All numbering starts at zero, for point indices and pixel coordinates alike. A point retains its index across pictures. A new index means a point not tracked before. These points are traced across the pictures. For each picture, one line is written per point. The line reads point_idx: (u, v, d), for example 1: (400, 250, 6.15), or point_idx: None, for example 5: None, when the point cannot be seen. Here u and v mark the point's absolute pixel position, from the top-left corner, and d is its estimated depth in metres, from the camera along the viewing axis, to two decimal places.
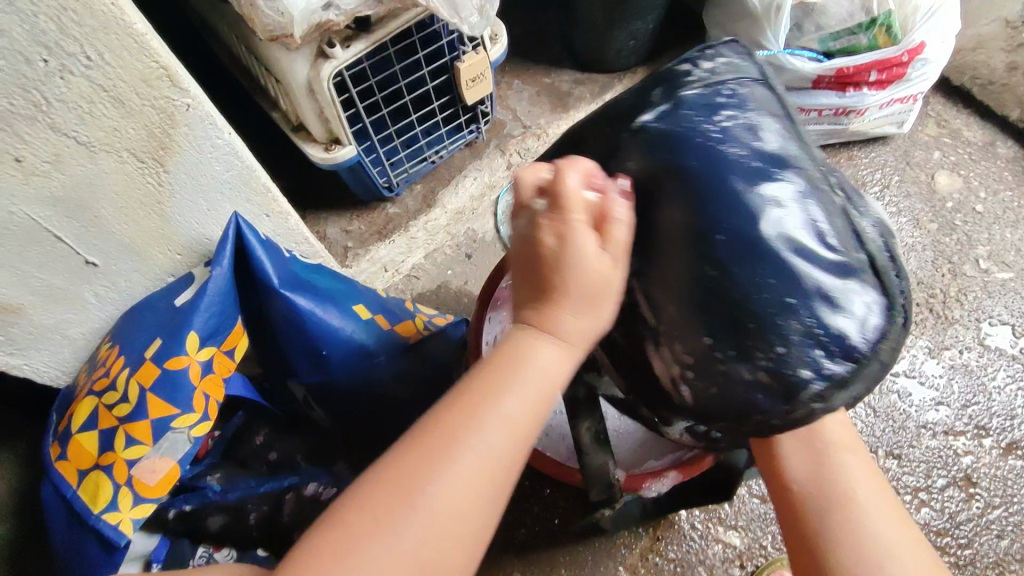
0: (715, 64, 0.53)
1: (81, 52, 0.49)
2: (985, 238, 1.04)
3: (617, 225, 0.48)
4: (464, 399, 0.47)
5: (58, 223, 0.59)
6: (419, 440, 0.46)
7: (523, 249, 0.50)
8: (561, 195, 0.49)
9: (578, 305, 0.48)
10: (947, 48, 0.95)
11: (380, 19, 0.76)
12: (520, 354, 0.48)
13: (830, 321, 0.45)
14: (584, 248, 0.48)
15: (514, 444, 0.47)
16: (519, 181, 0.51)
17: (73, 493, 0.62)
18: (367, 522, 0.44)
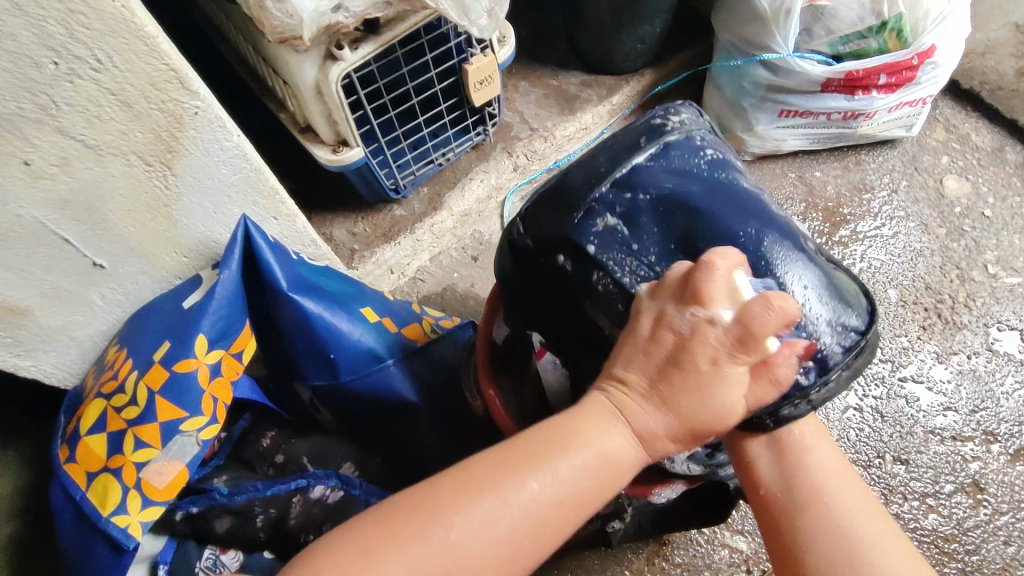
0: (684, 120, 0.63)
1: (90, 56, 0.49)
2: (993, 243, 1.04)
3: (780, 367, 0.48)
4: (527, 455, 0.47)
5: (65, 225, 0.58)
6: (472, 477, 0.47)
7: (674, 353, 0.46)
8: (750, 331, 0.44)
9: (684, 429, 0.47)
10: (955, 50, 0.96)
11: (388, 21, 0.75)
12: (599, 437, 0.48)
13: (842, 321, 0.54)
14: (731, 384, 0.46)
15: (558, 519, 0.47)
16: (711, 275, 0.46)
17: (81, 496, 0.62)
18: (402, 539, 0.45)
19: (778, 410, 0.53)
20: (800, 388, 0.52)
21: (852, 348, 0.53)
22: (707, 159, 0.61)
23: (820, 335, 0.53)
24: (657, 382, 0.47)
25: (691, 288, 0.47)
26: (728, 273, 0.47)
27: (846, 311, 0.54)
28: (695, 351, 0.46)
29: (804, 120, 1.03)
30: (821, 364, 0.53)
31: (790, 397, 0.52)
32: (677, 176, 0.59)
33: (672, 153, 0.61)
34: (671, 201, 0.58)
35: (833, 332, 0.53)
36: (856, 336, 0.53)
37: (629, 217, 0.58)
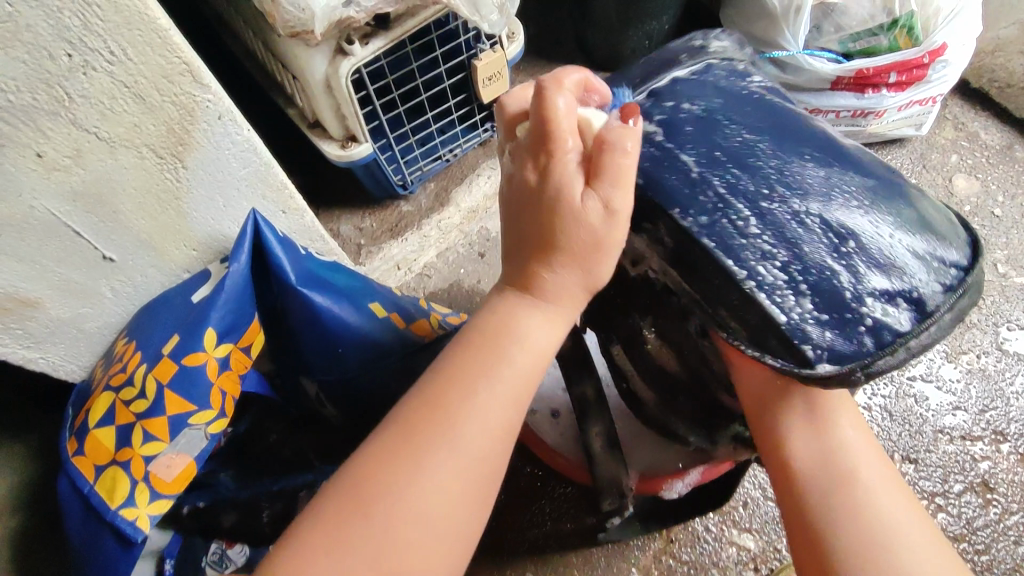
0: (725, 48, 0.57)
1: (105, 48, 0.49)
2: (1003, 242, 1.03)
3: (615, 151, 0.45)
4: (447, 377, 0.48)
5: (76, 217, 0.58)
6: (403, 425, 0.47)
7: (511, 192, 0.49)
8: (548, 121, 0.46)
9: (569, 264, 0.47)
10: (967, 49, 0.95)
11: (399, 16, 0.75)
12: (505, 325, 0.49)
13: (931, 244, 0.46)
14: (589, 202, 0.45)
15: (502, 428, 0.48)
16: (511, 114, 0.53)
17: (90, 489, 0.62)
18: (363, 504, 0.45)
19: (874, 361, 0.44)
20: (895, 332, 0.44)
21: (951, 288, 0.45)
22: (758, 84, 0.54)
23: (910, 271, 0.45)
24: (524, 232, 0.48)
25: (519, 135, 0.49)
26: (559, 91, 0.46)
27: (937, 245, 0.46)
28: (537, 184, 0.47)
29: None
30: (907, 308, 0.44)
31: (883, 342, 0.44)
32: (733, 95, 0.52)
33: (719, 71, 0.54)
34: (723, 112, 0.51)
35: (924, 268, 0.45)
36: (954, 277, 0.45)
37: (672, 128, 0.50)
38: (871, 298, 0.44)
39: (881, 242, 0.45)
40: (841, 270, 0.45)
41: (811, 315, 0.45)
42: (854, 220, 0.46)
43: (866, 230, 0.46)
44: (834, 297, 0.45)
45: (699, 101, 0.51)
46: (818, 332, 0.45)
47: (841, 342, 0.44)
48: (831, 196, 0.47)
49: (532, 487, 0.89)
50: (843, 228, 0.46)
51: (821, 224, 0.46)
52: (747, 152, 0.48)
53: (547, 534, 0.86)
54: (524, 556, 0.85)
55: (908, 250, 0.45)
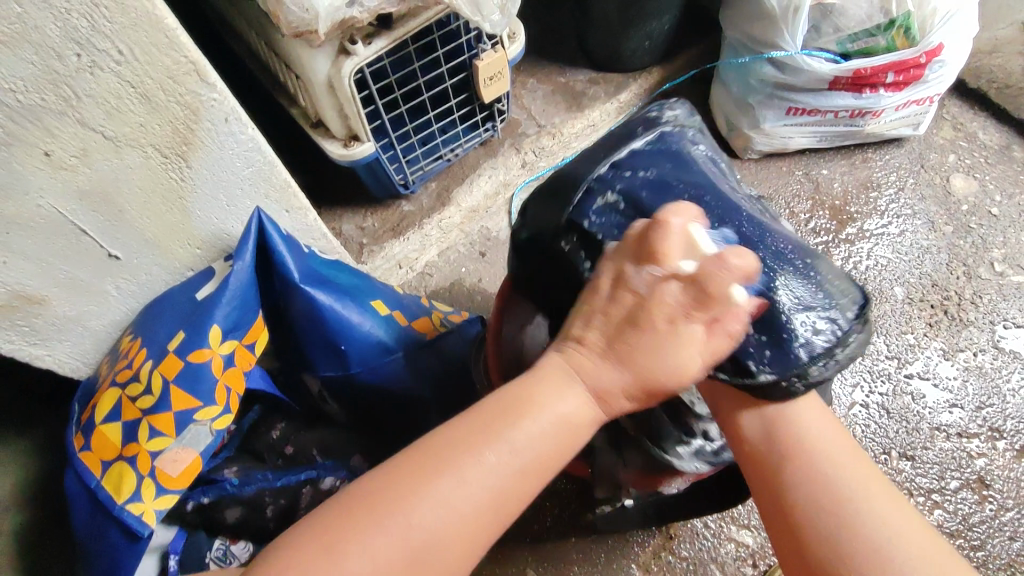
0: (677, 115, 0.67)
1: (112, 48, 0.50)
2: (1000, 241, 1.04)
3: (729, 335, 0.47)
4: (477, 427, 0.48)
5: (82, 215, 0.59)
6: (425, 456, 0.47)
7: (623, 311, 0.48)
8: (708, 286, 0.46)
9: (641, 391, 0.48)
10: (964, 49, 0.96)
11: (401, 17, 0.76)
12: (545, 398, 0.48)
13: (830, 308, 0.55)
14: (688, 343, 0.46)
15: (520, 486, 0.47)
16: (667, 234, 0.48)
17: (96, 483, 0.63)
18: (371, 516, 0.45)
19: (807, 370, 0.53)
20: (823, 346, 0.54)
21: (863, 309, 0.55)
22: (705, 150, 0.65)
23: (828, 300, 0.55)
24: (613, 340, 0.48)
25: (654, 251, 0.48)
26: (683, 226, 0.48)
27: (846, 282, 0.57)
28: (652, 312, 0.47)
29: (811, 118, 1.03)
30: (831, 332, 0.54)
31: (815, 353, 0.53)
32: (677, 163, 0.62)
33: (673, 137, 0.65)
34: (672, 175, 0.61)
35: (839, 296, 0.55)
36: (863, 302, 0.55)
37: (629, 191, 0.61)
38: (803, 321, 0.54)
39: (804, 279, 0.56)
40: (776, 299, 0.55)
41: (753, 337, 0.55)
42: (781, 262, 0.56)
43: (784, 282, 0.56)
44: (771, 322, 0.54)
45: (652, 167, 0.62)
46: (760, 353, 0.54)
47: (780, 358, 0.54)
48: (762, 242, 0.57)
49: None
50: (773, 268, 0.56)
51: (756, 266, 0.56)
52: (694, 208, 0.59)
53: (547, 531, 0.87)
54: (524, 552, 0.86)
55: (821, 285, 0.56)
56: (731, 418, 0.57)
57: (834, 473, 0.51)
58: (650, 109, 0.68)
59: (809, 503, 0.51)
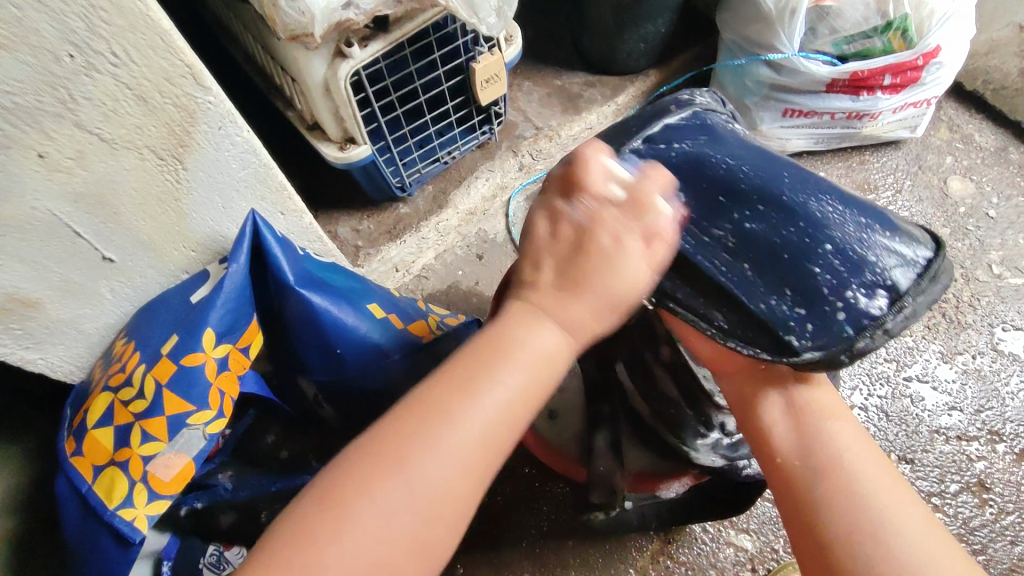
0: (709, 99, 0.65)
1: (109, 51, 0.50)
2: (997, 243, 1.04)
3: (662, 241, 0.50)
4: (462, 373, 0.48)
5: (76, 218, 0.58)
6: (406, 420, 0.47)
7: (568, 231, 0.51)
8: (638, 198, 0.51)
9: (607, 305, 0.49)
10: (961, 52, 0.96)
11: (397, 19, 0.76)
12: (519, 334, 0.49)
13: (887, 268, 0.51)
14: (632, 256, 0.49)
15: (508, 427, 0.48)
16: (586, 162, 0.54)
17: (89, 489, 0.62)
18: (369, 475, 0.45)
19: (853, 343, 0.51)
20: (872, 316, 0.51)
21: (923, 273, 0.51)
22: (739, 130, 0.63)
23: (882, 262, 0.51)
24: (565, 270, 0.49)
25: (574, 180, 0.53)
26: (598, 158, 0.55)
27: (904, 240, 0.52)
28: (597, 231, 0.50)
29: (809, 120, 1.03)
30: (883, 300, 0.51)
31: (861, 324, 0.51)
32: (714, 134, 0.60)
33: (708, 117, 0.62)
34: (708, 149, 0.58)
35: (896, 258, 0.52)
36: (924, 264, 0.52)
37: (661, 164, 0.58)
38: (850, 288, 0.51)
39: (855, 240, 0.52)
40: (819, 268, 0.52)
41: (791, 311, 0.53)
42: (824, 223, 0.53)
43: (839, 238, 0.52)
44: (814, 292, 0.52)
45: (687, 142, 0.60)
46: (802, 327, 0.53)
47: (822, 330, 0.52)
48: (805, 206, 0.54)
49: (530, 489, 0.89)
50: (814, 232, 0.53)
51: (798, 232, 0.53)
52: (732, 179, 0.56)
53: (543, 536, 0.86)
54: (521, 556, 0.85)
55: (874, 243, 0.52)
56: (757, 421, 0.58)
57: (868, 487, 0.52)
58: (682, 89, 0.66)
59: (841, 515, 0.51)
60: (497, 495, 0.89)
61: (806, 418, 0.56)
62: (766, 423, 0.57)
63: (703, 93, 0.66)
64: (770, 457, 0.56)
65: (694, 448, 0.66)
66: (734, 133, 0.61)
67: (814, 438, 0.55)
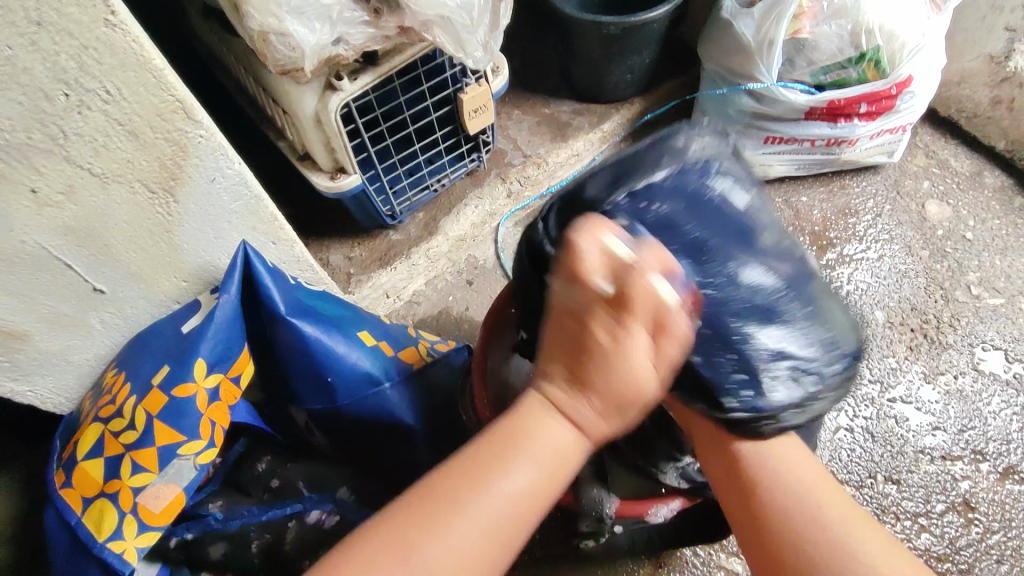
0: (704, 143, 0.62)
1: (100, 88, 0.51)
2: (975, 265, 1.07)
3: (672, 340, 0.49)
4: (479, 462, 0.51)
5: (68, 251, 0.59)
6: (430, 498, 0.50)
7: (571, 328, 0.50)
8: (630, 297, 0.48)
9: (613, 411, 0.50)
10: (933, 81, 1.00)
11: (386, 53, 0.78)
12: (533, 432, 0.51)
13: (818, 363, 0.58)
14: (635, 355, 0.48)
15: (518, 521, 0.51)
16: (582, 251, 0.50)
17: (77, 521, 0.61)
18: (386, 554, 0.48)
19: (771, 416, 0.57)
20: (796, 399, 0.57)
21: (842, 371, 0.59)
22: (719, 192, 0.60)
23: (817, 359, 0.58)
24: (573, 370, 0.50)
25: (576, 272, 0.49)
26: (598, 236, 0.51)
27: (836, 345, 0.59)
28: (593, 329, 0.49)
29: (789, 147, 1.06)
30: (806, 389, 0.57)
31: (785, 405, 0.57)
32: (698, 197, 0.59)
33: (695, 168, 0.60)
34: (685, 216, 0.58)
35: (827, 356, 0.58)
36: (845, 363, 0.59)
37: (637, 220, 0.58)
38: (781, 370, 0.57)
39: (796, 330, 0.58)
40: (758, 348, 0.57)
41: (728, 377, 0.57)
42: (774, 314, 0.58)
43: (788, 321, 0.58)
44: (749, 367, 0.57)
45: (667, 202, 0.59)
46: (741, 394, 0.57)
47: (754, 402, 0.57)
48: (760, 293, 0.58)
49: None
50: (767, 317, 0.57)
51: (745, 313, 0.57)
52: (699, 248, 0.58)
53: (535, 561, 0.86)
54: None
55: (817, 340, 0.58)
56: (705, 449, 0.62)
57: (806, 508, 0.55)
58: (677, 127, 0.63)
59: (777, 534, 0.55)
60: None
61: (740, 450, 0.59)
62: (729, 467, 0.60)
63: (700, 135, 0.62)
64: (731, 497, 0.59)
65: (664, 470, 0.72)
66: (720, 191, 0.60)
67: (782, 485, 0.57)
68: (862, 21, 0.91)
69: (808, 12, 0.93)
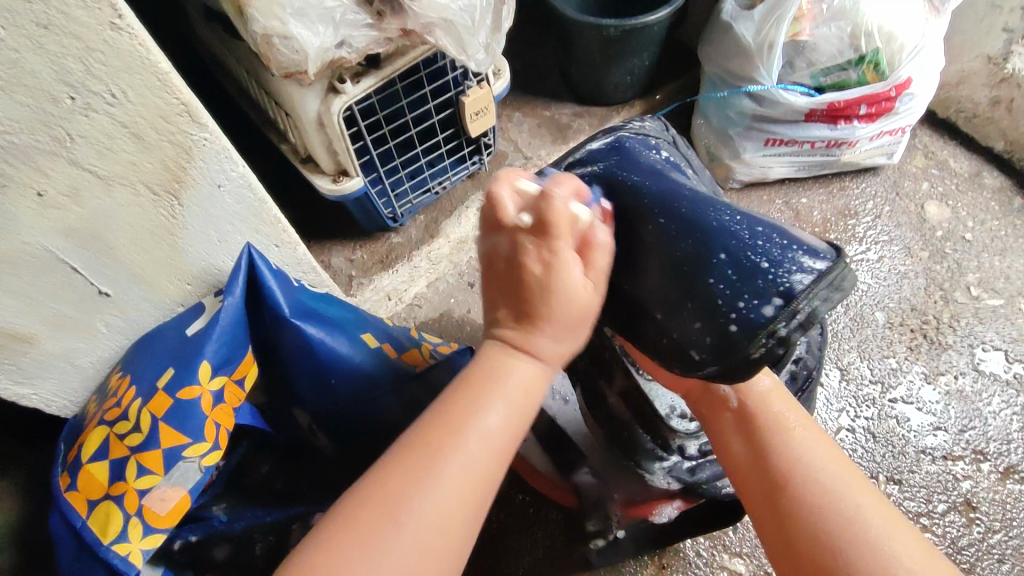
0: (642, 127, 0.72)
1: (105, 90, 0.51)
2: (975, 265, 1.07)
3: (598, 251, 0.56)
4: (454, 409, 0.52)
5: (73, 253, 0.59)
6: (413, 451, 0.50)
7: (509, 269, 0.55)
8: (549, 216, 0.54)
9: (563, 333, 0.54)
10: (932, 82, 1.00)
11: (388, 56, 0.78)
12: (499, 371, 0.53)
13: (782, 279, 0.53)
14: (567, 271, 0.54)
15: (496, 458, 0.51)
16: (497, 199, 0.56)
17: (83, 524, 0.62)
18: (375, 514, 0.48)
19: (751, 353, 0.53)
20: (765, 320, 0.53)
21: (818, 278, 0.53)
22: (661, 156, 0.67)
23: (778, 270, 0.53)
24: (515, 305, 0.54)
25: (497, 220, 0.56)
26: (508, 185, 0.58)
27: (805, 252, 0.54)
28: (525, 261, 0.54)
29: (789, 148, 1.06)
30: (773, 310, 0.53)
31: (755, 331, 0.53)
32: (629, 154, 0.66)
33: (628, 142, 0.68)
34: (619, 167, 0.64)
35: (792, 265, 0.54)
36: (821, 272, 0.53)
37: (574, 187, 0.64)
38: (743, 298, 0.54)
39: (748, 247, 0.55)
40: (714, 278, 0.55)
41: (693, 329, 0.56)
42: (720, 230, 0.56)
43: (740, 241, 0.55)
44: (711, 303, 0.55)
45: (602, 163, 0.65)
46: (700, 340, 0.55)
47: (720, 343, 0.54)
48: (704, 215, 0.57)
49: (525, 517, 0.90)
50: (714, 240, 0.56)
51: (695, 242, 0.56)
52: (638, 190, 0.60)
53: (539, 563, 0.87)
54: None
55: (783, 258, 0.54)
56: (720, 429, 0.62)
57: (842, 496, 0.54)
58: (625, 122, 0.72)
59: (805, 497, 0.54)
60: (488, 524, 0.90)
61: (763, 435, 0.59)
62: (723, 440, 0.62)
63: (639, 125, 0.72)
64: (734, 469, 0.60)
65: (650, 471, 0.71)
66: (658, 157, 0.66)
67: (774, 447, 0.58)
68: (862, 23, 0.92)
69: (808, 14, 0.94)
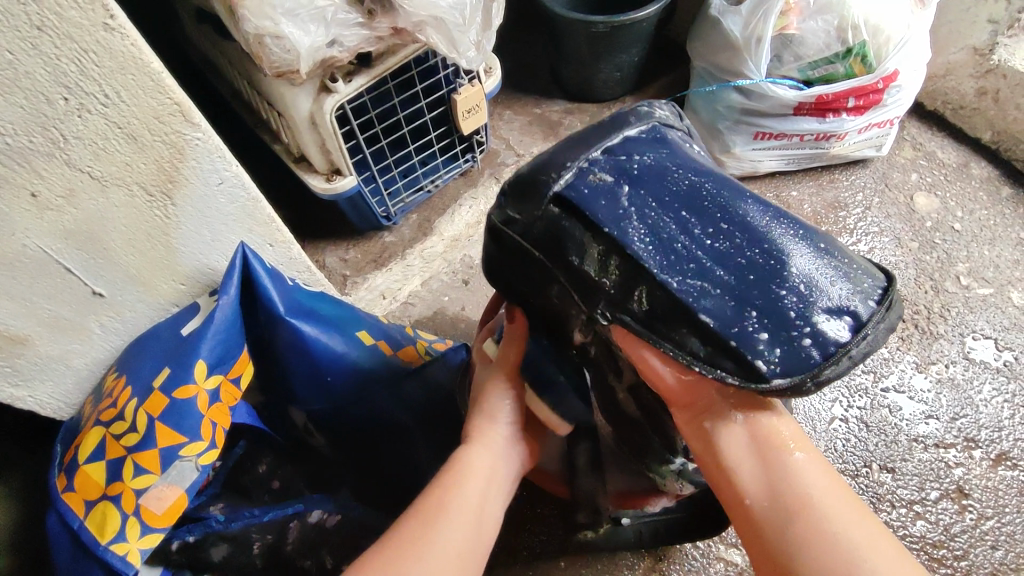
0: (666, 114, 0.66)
1: (100, 92, 0.52)
2: (964, 255, 1.08)
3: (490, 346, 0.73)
4: (431, 493, 0.61)
5: (68, 254, 0.60)
6: (400, 527, 0.58)
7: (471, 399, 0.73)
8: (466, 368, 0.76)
9: (488, 408, 0.67)
10: (919, 75, 1.02)
11: (379, 55, 0.78)
12: (462, 459, 0.64)
13: (846, 301, 0.52)
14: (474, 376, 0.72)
15: (469, 524, 0.58)
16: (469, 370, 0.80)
17: (80, 524, 0.62)
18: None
19: (820, 370, 0.51)
20: (835, 342, 0.51)
21: (880, 302, 0.53)
22: (697, 152, 0.65)
23: (841, 290, 0.53)
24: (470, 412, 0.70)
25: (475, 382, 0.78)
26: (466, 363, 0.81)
27: (859, 272, 0.55)
28: None
29: (778, 142, 1.07)
30: (843, 334, 0.52)
31: (828, 350, 0.51)
32: (674, 149, 0.61)
33: (667, 133, 0.63)
34: (669, 162, 0.59)
35: (854, 286, 0.53)
36: (879, 294, 0.54)
37: (625, 175, 0.58)
38: (815, 313, 0.52)
39: (816, 267, 0.54)
40: (784, 291, 0.52)
41: (756, 330, 0.52)
42: (789, 247, 0.54)
43: (804, 259, 0.54)
44: (781, 315, 0.52)
45: (649, 154, 0.60)
46: (771, 352, 0.51)
47: (789, 355, 0.51)
48: (769, 229, 0.55)
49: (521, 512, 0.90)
50: (783, 255, 0.54)
51: (762, 254, 0.54)
52: (696, 195, 0.57)
53: (536, 556, 0.87)
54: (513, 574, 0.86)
55: (845, 275, 0.54)
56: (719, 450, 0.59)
57: (846, 541, 0.53)
58: (643, 103, 0.66)
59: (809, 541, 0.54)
60: None
61: (771, 460, 0.58)
62: (732, 463, 0.58)
63: (664, 108, 0.67)
64: (738, 497, 0.58)
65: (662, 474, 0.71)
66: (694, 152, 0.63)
67: (782, 478, 0.57)
68: (848, 16, 0.92)
69: (795, 9, 0.95)
